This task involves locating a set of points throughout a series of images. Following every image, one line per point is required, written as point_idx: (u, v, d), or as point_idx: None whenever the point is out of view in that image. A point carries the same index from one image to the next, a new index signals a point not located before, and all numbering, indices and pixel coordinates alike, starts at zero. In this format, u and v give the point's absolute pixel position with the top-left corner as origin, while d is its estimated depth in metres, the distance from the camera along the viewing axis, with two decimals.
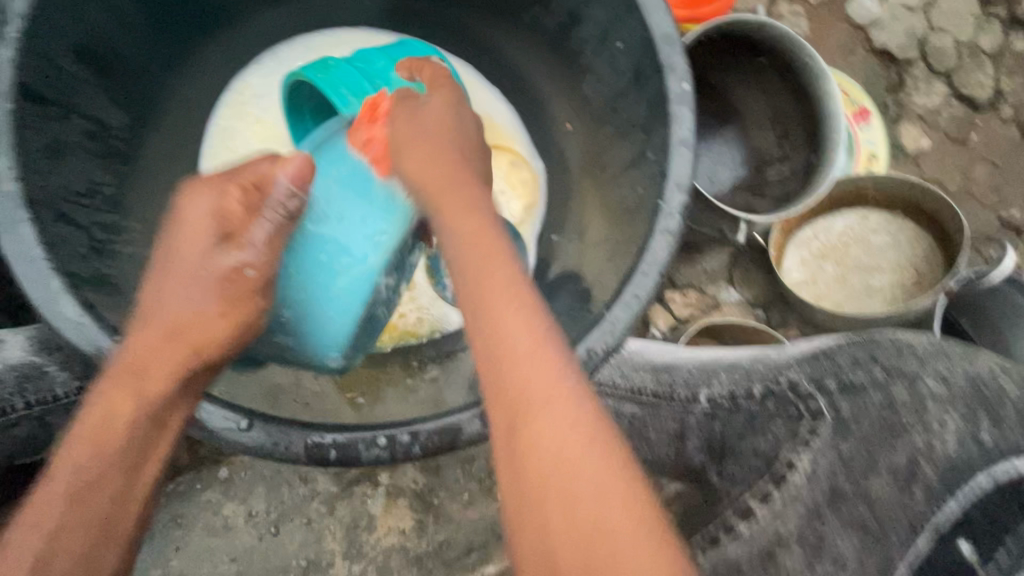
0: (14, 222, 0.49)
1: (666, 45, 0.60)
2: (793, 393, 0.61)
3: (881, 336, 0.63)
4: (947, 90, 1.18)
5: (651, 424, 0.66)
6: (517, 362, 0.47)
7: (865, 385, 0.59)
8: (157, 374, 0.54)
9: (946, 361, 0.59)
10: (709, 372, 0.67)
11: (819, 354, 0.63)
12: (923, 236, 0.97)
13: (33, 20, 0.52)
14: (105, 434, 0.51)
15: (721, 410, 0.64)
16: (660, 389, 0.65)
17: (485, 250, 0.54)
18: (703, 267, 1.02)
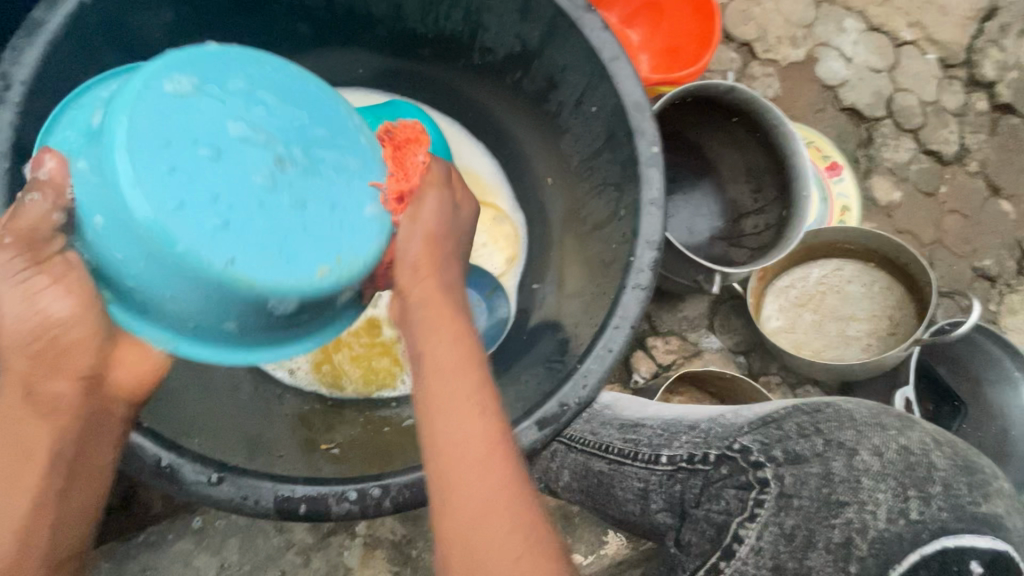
0: None
1: (637, 112, 0.64)
2: (744, 460, 0.62)
3: (822, 404, 0.63)
4: (915, 145, 1.24)
5: (617, 483, 0.69)
6: (447, 415, 0.51)
7: (807, 456, 0.60)
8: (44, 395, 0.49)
9: (882, 433, 0.59)
10: (671, 433, 0.69)
11: (769, 421, 0.63)
12: (895, 287, 1.00)
13: (34, 86, 0.55)
14: None
15: (679, 473, 0.65)
16: (624, 446, 0.70)
17: (456, 343, 0.55)
18: (683, 314, 1.03)
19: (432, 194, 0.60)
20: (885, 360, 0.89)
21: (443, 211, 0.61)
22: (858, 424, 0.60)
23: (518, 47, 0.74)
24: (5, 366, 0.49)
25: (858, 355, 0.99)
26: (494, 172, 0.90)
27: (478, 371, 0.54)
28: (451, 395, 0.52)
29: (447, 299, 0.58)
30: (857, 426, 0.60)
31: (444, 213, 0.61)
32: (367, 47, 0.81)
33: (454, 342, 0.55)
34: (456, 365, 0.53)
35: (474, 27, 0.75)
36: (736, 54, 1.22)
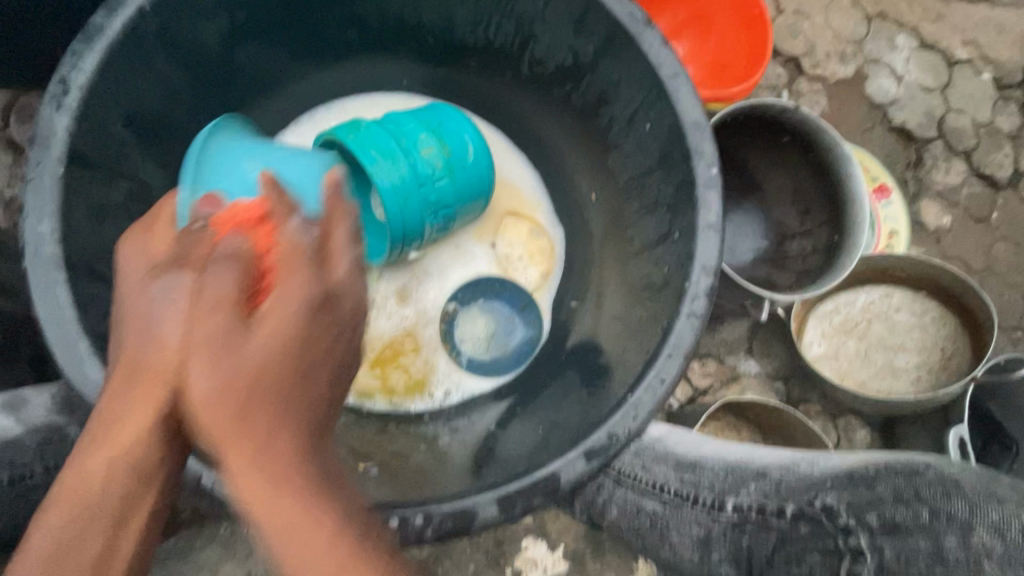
0: (53, 283, 0.50)
1: (696, 131, 0.62)
2: (830, 522, 0.54)
3: (922, 464, 0.53)
4: (966, 168, 1.19)
5: (673, 526, 0.63)
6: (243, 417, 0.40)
7: (908, 527, 0.50)
8: (125, 422, 0.41)
9: (1001, 507, 0.49)
10: (737, 479, 0.62)
11: (857, 479, 0.55)
12: (947, 317, 0.96)
13: (89, 91, 0.54)
14: (85, 489, 0.41)
15: (747, 524, 0.59)
16: (682, 488, 0.63)
17: (298, 509, 0.40)
18: (722, 337, 1.00)
19: (206, 371, 0.40)
20: (938, 397, 0.85)
21: (213, 343, 0.40)
22: (968, 494, 0.50)
23: (570, 60, 0.72)
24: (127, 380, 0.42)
25: (906, 388, 0.95)
26: (533, 184, 0.87)
27: (250, 356, 0.41)
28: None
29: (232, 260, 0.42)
30: (969, 497, 0.50)
31: (209, 355, 0.40)
32: (416, 56, 0.80)
33: (294, 510, 0.40)
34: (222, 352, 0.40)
35: (525, 38, 0.73)
36: (782, 70, 1.19)
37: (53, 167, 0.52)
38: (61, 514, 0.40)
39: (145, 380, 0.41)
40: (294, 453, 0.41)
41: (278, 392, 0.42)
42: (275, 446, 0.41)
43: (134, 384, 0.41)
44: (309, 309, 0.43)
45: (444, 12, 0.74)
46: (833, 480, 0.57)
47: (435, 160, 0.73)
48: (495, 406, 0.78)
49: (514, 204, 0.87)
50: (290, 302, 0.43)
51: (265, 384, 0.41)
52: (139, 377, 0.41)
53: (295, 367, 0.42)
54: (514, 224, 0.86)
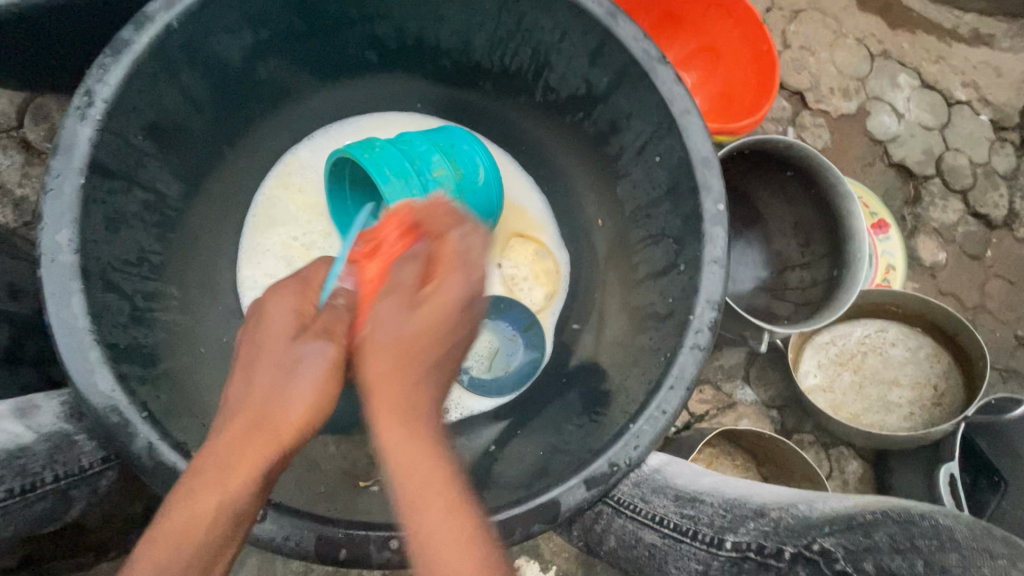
0: (68, 292, 0.51)
1: (704, 167, 0.63)
2: (828, 565, 0.50)
3: (918, 515, 0.50)
4: (962, 207, 1.22)
5: (672, 559, 0.60)
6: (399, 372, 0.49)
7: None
8: (238, 459, 0.45)
9: (991, 562, 0.45)
10: (737, 516, 0.60)
11: (855, 525, 0.52)
12: (940, 354, 0.98)
13: (114, 104, 0.55)
14: (187, 535, 0.43)
15: (745, 563, 0.56)
16: (682, 523, 0.60)
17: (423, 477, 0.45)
18: (720, 364, 1.01)
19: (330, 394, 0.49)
20: (929, 434, 0.86)
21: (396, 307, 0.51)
22: (961, 546, 0.47)
23: (583, 89, 0.74)
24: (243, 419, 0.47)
25: (898, 423, 0.96)
26: (538, 205, 0.88)
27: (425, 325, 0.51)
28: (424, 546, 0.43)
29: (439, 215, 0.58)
30: (961, 551, 0.47)
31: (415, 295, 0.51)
32: (431, 75, 0.81)
33: (427, 491, 0.44)
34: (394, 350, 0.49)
35: (541, 66, 0.75)
36: (787, 103, 1.21)
37: (74, 177, 0.53)
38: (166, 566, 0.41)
39: (263, 432, 0.46)
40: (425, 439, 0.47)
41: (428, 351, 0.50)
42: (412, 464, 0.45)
43: (250, 436, 0.46)
44: (459, 302, 0.52)
45: (462, 37, 0.75)
46: (831, 527, 0.53)
47: (447, 182, 0.74)
48: (495, 425, 0.79)
49: (520, 226, 0.88)
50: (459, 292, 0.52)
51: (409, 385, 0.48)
52: (256, 425, 0.47)
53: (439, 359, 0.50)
54: (521, 245, 0.87)
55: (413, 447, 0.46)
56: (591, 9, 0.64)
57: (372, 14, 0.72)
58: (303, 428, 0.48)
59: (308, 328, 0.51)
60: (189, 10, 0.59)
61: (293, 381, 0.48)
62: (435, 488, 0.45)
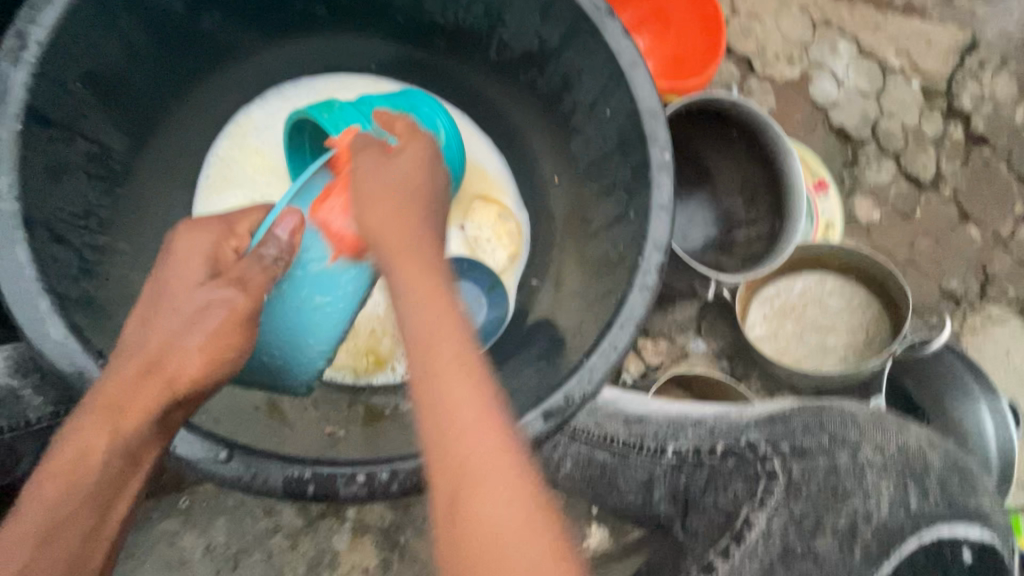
0: (10, 240, 0.50)
1: (651, 118, 0.66)
2: (751, 453, 0.62)
3: (827, 405, 0.62)
4: (895, 169, 1.30)
5: (622, 472, 0.68)
6: (433, 304, 0.55)
7: (813, 449, 0.60)
8: (130, 400, 0.50)
9: (881, 433, 0.60)
10: (676, 425, 0.68)
11: (776, 418, 0.62)
12: (872, 301, 1.05)
13: (49, 47, 0.53)
14: (77, 470, 0.48)
15: (686, 465, 0.65)
16: (631, 439, 0.68)
17: (471, 385, 0.51)
18: (673, 318, 1.07)
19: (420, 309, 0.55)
20: (861, 371, 0.94)
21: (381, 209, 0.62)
22: (860, 423, 0.61)
23: (536, 46, 0.75)
24: (138, 353, 0.53)
25: (834, 365, 1.04)
26: (499, 167, 0.90)
27: (429, 264, 0.59)
28: (453, 422, 0.49)
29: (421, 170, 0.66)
30: (860, 427, 0.61)
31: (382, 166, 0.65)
32: (386, 33, 0.81)
33: (461, 372, 0.51)
34: (422, 283, 0.57)
35: (494, 22, 0.75)
36: (735, 69, 1.26)
37: (9, 122, 0.51)
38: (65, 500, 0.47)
39: (152, 380, 0.52)
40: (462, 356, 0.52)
41: (435, 284, 0.57)
42: (445, 360, 0.52)
43: (136, 380, 0.51)
44: (433, 236, 0.62)
45: None
46: (756, 422, 0.63)
47: None
48: None
49: (482, 188, 0.89)
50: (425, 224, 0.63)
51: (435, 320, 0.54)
52: (146, 371, 0.52)
53: (418, 238, 0.61)
54: (483, 208, 0.88)
55: (434, 315, 0.54)
56: None
57: None
58: (198, 373, 0.54)
59: (221, 277, 0.57)
60: None
61: (189, 332, 0.54)
62: (477, 386, 0.51)
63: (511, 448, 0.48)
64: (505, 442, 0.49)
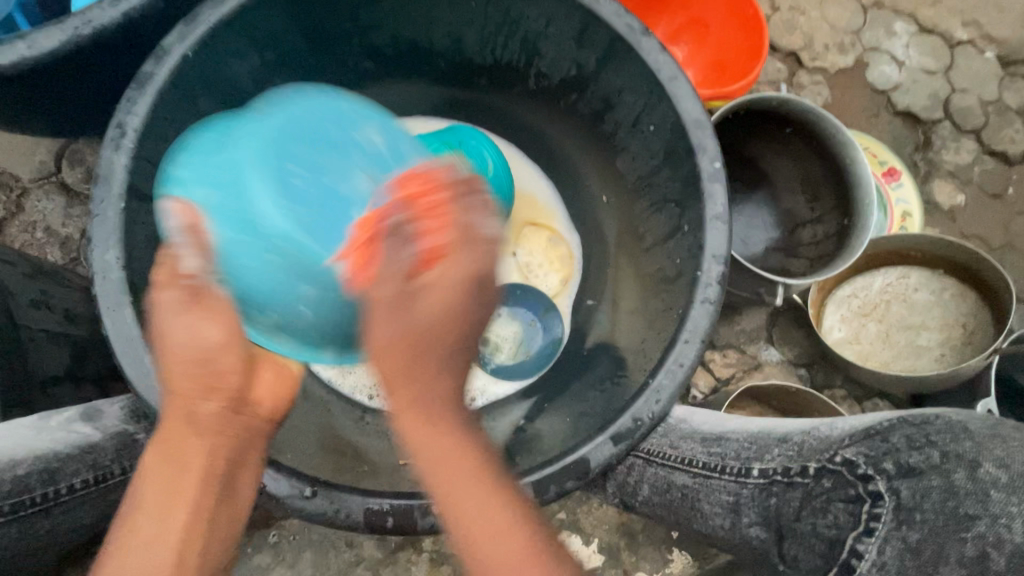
0: (121, 305, 0.56)
1: (698, 129, 0.65)
2: (850, 472, 0.55)
3: (931, 414, 0.56)
4: (977, 147, 1.19)
5: (704, 496, 0.65)
6: (433, 405, 0.53)
7: (922, 468, 0.53)
8: (167, 422, 0.53)
9: (1005, 444, 0.52)
10: (762, 445, 0.64)
11: (873, 432, 0.56)
12: (966, 293, 0.97)
13: (144, 132, 0.60)
14: (156, 489, 0.51)
15: (774, 487, 0.61)
16: (711, 460, 0.65)
17: (489, 496, 0.52)
18: (741, 327, 1.02)
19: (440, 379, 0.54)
20: (962, 371, 0.86)
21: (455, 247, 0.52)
22: (974, 435, 0.53)
23: (574, 71, 0.77)
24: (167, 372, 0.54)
25: (929, 366, 0.96)
26: (548, 193, 0.90)
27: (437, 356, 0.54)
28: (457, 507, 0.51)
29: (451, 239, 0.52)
30: (974, 437, 0.53)
31: (402, 312, 0.52)
32: (430, 78, 0.85)
33: (476, 483, 0.52)
34: (427, 380, 0.54)
35: (531, 54, 0.78)
36: (782, 65, 1.22)
37: (115, 201, 0.58)
38: (150, 517, 0.49)
39: (180, 395, 0.54)
40: (477, 457, 0.53)
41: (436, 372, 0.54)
42: (466, 473, 0.52)
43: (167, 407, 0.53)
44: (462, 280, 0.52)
45: (453, 35, 0.79)
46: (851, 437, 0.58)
47: None
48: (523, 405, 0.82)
49: (531, 214, 0.89)
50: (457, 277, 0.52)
51: (447, 407, 0.54)
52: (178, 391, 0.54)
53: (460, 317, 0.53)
54: (534, 234, 0.89)
55: (433, 449, 0.53)
56: None
57: (368, 26, 0.76)
58: (197, 368, 0.54)
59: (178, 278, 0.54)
60: (202, 41, 0.63)
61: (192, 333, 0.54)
62: (496, 491, 0.52)
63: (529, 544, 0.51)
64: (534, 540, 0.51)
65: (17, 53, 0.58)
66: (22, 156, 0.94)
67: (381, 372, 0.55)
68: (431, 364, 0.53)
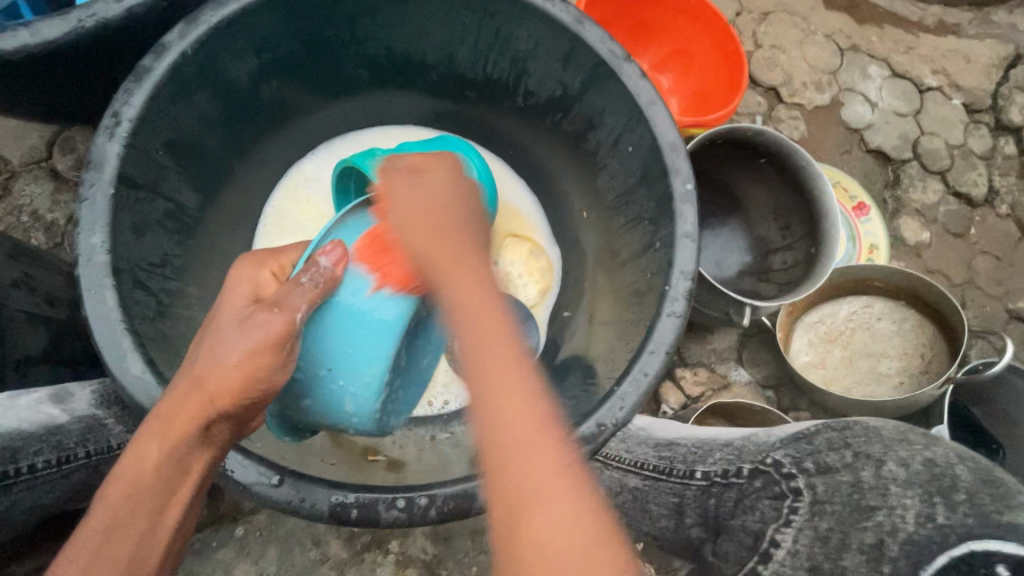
0: (102, 288, 0.57)
1: (672, 151, 0.69)
2: (776, 471, 0.60)
3: (852, 421, 0.60)
4: (942, 187, 1.26)
5: (652, 497, 0.69)
6: (499, 397, 0.53)
7: (836, 466, 0.57)
8: (175, 418, 0.52)
9: (907, 447, 0.55)
10: (707, 450, 0.68)
11: (799, 436, 0.61)
12: (925, 324, 1.01)
13: (138, 122, 0.62)
14: (139, 481, 0.51)
15: (714, 487, 0.65)
16: (660, 463, 0.69)
17: (538, 455, 0.51)
18: (712, 346, 1.05)
19: (507, 379, 0.54)
20: (918, 398, 0.89)
21: (407, 181, 0.66)
22: (885, 438, 0.56)
23: (560, 92, 0.81)
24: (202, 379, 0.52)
25: (889, 393, 1.00)
26: (531, 206, 0.94)
27: (505, 345, 0.56)
28: (503, 479, 0.51)
29: (454, 239, 0.64)
30: (885, 440, 0.56)
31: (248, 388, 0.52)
32: (423, 90, 0.89)
33: (525, 449, 0.51)
34: (502, 381, 0.54)
35: (520, 73, 0.82)
36: (762, 98, 1.28)
37: (105, 187, 0.60)
38: (131, 504, 0.50)
39: (194, 395, 0.52)
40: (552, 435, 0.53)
41: (510, 370, 0.55)
42: (526, 428, 0.52)
43: (186, 402, 0.52)
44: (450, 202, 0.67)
45: (446, 51, 0.82)
46: (781, 441, 0.62)
47: None
48: None
49: (515, 226, 0.92)
50: (399, 223, 0.64)
51: (506, 381, 0.54)
52: (193, 388, 0.52)
53: (463, 264, 0.62)
54: (516, 244, 0.91)
55: (500, 413, 0.53)
56: (560, 18, 0.71)
57: (365, 37, 0.80)
58: (241, 389, 0.52)
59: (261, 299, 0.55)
60: (201, 39, 0.65)
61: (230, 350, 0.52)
62: (547, 435, 0.52)
63: (581, 489, 0.51)
64: (562, 468, 0.51)
65: (18, 40, 0.60)
66: (14, 140, 0.95)
67: (477, 381, 0.54)
68: (495, 354, 0.55)
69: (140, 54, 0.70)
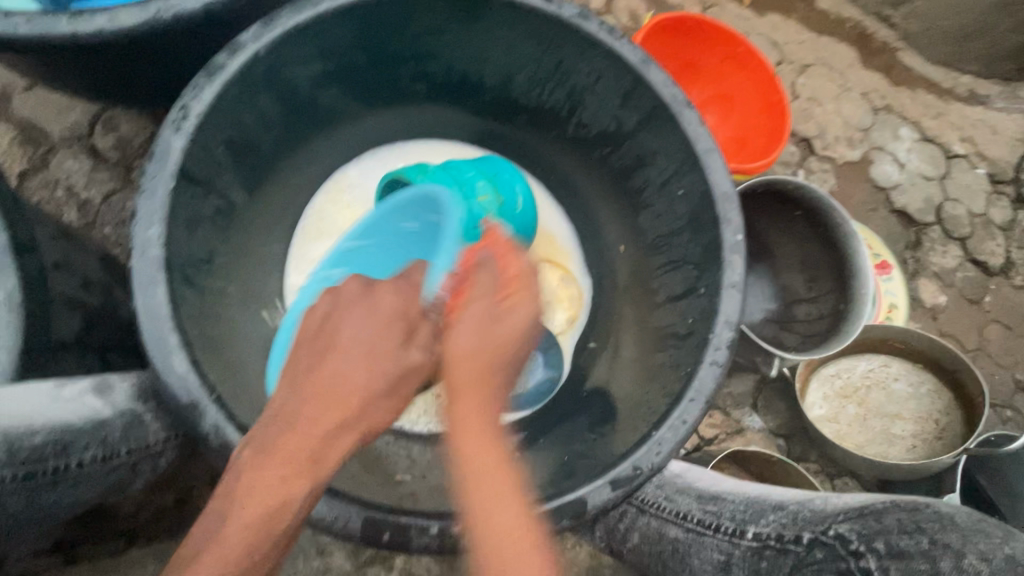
0: (153, 281, 0.57)
1: (725, 202, 0.70)
2: (841, 546, 0.59)
3: (923, 504, 0.59)
4: (961, 254, 1.28)
5: (695, 552, 0.67)
6: (491, 510, 0.52)
7: (912, 552, 0.55)
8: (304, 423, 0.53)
9: (987, 540, 0.55)
10: (756, 510, 0.68)
11: (866, 512, 0.60)
12: (943, 390, 1.02)
13: (204, 118, 0.62)
14: (273, 497, 0.50)
15: (766, 550, 0.63)
16: (705, 517, 0.69)
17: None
18: (729, 390, 1.06)
19: (496, 477, 0.54)
20: (933, 464, 0.90)
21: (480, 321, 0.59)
22: (961, 527, 0.56)
23: (613, 127, 0.81)
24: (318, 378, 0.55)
25: (902, 456, 1.00)
26: (568, 236, 0.94)
27: (502, 459, 0.55)
28: None
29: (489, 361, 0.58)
30: (961, 529, 0.56)
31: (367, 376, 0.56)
32: (474, 110, 0.89)
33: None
34: (490, 486, 0.53)
35: (575, 104, 0.82)
36: (795, 148, 1.30)
37: (165, 180, 0.59)
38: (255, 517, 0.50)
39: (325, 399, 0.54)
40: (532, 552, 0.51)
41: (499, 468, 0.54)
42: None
43: (311, 409, 0.54)
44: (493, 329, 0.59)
45: (504, 75, 0.83)
46: (845, 515, 0.61)
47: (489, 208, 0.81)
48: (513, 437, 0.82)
49: (549, 252, 0.92)
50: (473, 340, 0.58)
51: (499, 493, 0.53)
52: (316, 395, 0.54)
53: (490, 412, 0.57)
54: (547, 270, 0.91)
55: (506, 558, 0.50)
56: (626, 57, 0.72)
57: (428, 53, 0.80)
58: (357, 390, 0.55)
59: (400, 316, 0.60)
60: (274, 41, 0.65)
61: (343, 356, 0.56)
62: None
63: None
64: None
65: (96, 24, 0.60)
66: (57, 114, 0.94)
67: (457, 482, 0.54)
68: (485, 470, 0.53)
69: (207, 48, 0.70)
